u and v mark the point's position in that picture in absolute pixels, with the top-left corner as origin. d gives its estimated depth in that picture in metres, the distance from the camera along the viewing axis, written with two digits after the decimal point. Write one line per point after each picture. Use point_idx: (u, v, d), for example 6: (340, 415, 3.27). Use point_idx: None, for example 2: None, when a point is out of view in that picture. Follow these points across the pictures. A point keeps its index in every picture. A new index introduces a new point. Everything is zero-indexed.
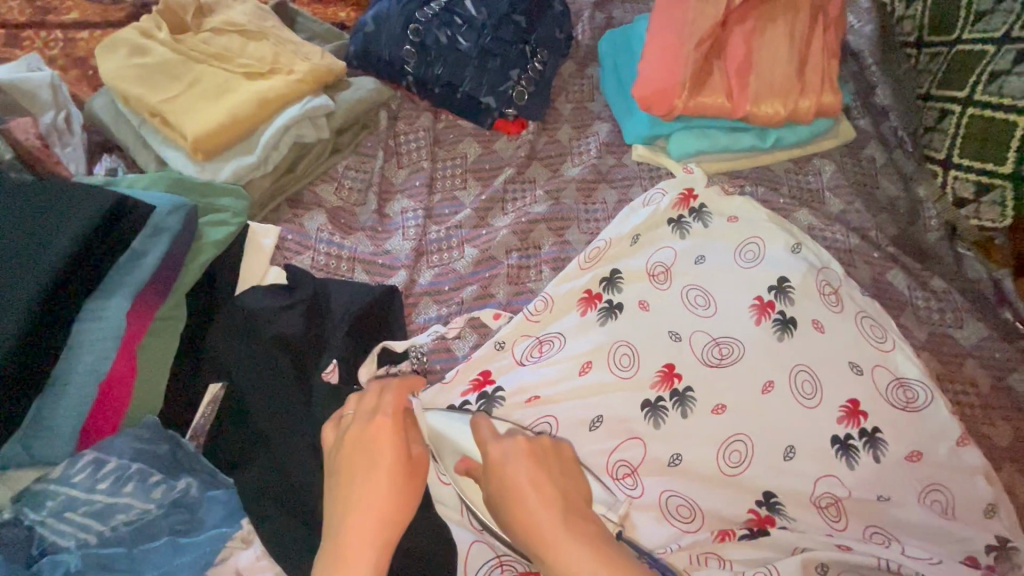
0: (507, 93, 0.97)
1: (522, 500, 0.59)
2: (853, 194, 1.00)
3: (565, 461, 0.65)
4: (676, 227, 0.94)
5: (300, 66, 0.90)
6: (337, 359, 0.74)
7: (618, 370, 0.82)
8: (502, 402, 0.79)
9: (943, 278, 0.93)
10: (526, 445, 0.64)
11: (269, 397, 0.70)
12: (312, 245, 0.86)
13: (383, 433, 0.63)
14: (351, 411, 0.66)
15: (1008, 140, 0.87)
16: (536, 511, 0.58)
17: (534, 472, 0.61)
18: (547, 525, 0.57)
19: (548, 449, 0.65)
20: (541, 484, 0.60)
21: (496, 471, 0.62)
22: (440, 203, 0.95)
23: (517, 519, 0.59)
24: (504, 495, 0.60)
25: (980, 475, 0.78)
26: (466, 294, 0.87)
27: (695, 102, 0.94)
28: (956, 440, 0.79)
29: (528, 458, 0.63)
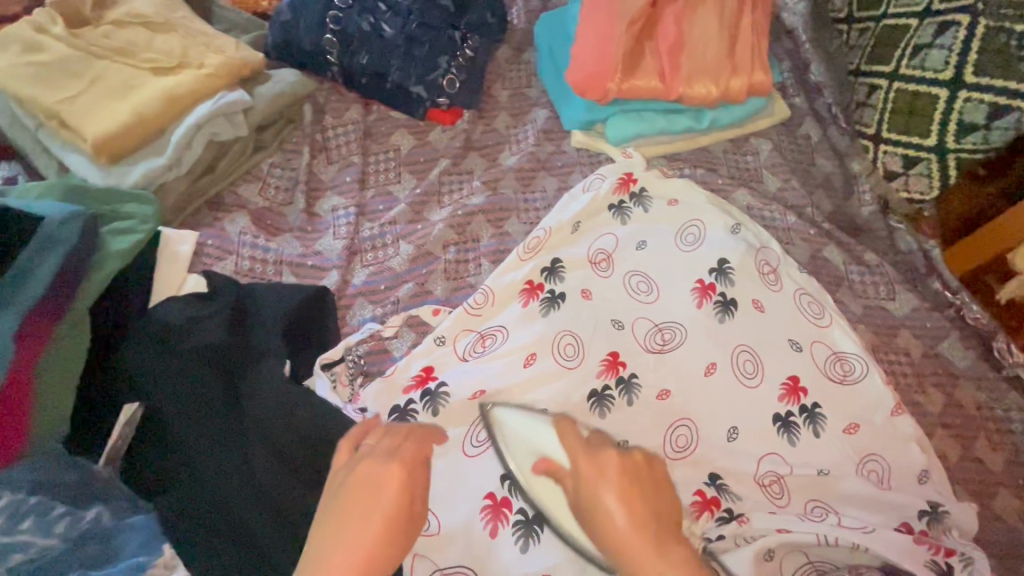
0: (437, 82, 0.93)
1: (607, 522, 0.54)
2: (790, 172, 1.00)
3: (657, 475, 0.58)
4: (617, 213, 0.93)
5: (211, 60, 0.84)
6: (265, 368, 0.70)
7: (562, 359, 0.80)
8: (446, 400, 0.75)
9: (876, 251, 0.95)
10: (619, 461, 0.57)
11: (191, 412, 0.66)
12: (234, 249, 0.81)
13: (393, 483, 0.53)
14: (371, 444, 0.58)
15: (932, 112, 0.88)
16: (625, 536, 0.53)
17: (625, 492, 0.55)
18: (637, 551, 0.52)
19: (640, 462, 0.58)
20: (639, 513, 0.54)
21: (583, 485, 0.57)
22: (373, 198, 0.91)
23: (603, 539, 0.54)
24: (586, 511, 0.56)
25: (914, 442, 0.80)
26: (403, 292, 0.84)
27: (630, 85, 0.92)
28: (890, 410, 0.81)
29: (616, 476, 0.56)
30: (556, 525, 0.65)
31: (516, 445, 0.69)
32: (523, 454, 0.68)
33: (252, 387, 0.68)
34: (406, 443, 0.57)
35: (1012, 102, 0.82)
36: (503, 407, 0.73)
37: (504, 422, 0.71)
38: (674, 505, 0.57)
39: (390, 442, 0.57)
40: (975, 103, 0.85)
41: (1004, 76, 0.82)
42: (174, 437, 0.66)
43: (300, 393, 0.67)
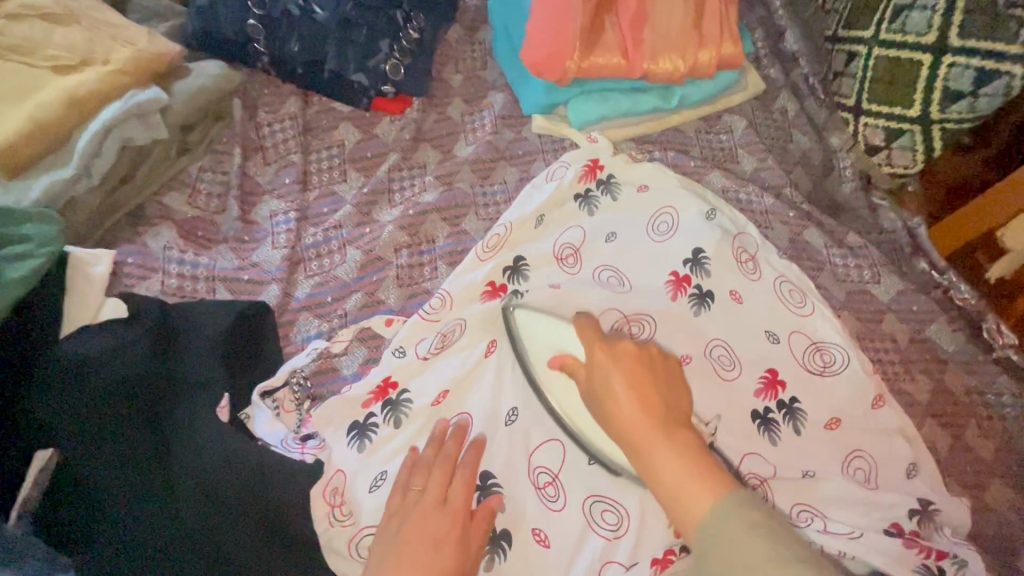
0: (379, 68, 0.84)
1: (614, 398, 0.57)
2: (766, 150, 0.94)
3: (670, 372, 0.61)
4: (583, 203, 0.86)
5: (119, 55, 0.75)
6: (196, 402, 0.63)
7: None
8: (408, 407, 0.70)
9: (858, 232, 0.89)
10: (634, 349, 0.60)
11: (110, 458, 0.58)
12: (160, 266, 0.73)
13: (449, 522, 0.60)
14: (420, 487, 0.62)
15: (913, 82, 0.81)
16: (632, 413, 0.55)
17: (638, 377, 0.58)
18: (644, 425, 0.54)
19: (655, 358, 0.61)
20: (648, 394, 0.57)
21: (599, 370, 0.60)
22: (317, 200, 0.83)
23: (612, 417, 0.57)
24: (599, 393, 0.59)
25: (899, 435, 0.75)
26: (351, 304, 0.77)
27: (589, 63, 0.85)
28: (871, 402, 0.77)
29: (630, 363, 0.59)
30: (570, 420, 0.68)
31: (535, 343, 0.70)
32: (541, 352, 0.70)
33: (183, 422, 0.62)
34: (455, 485, 0.63)
35: (999, 65, 0.74)
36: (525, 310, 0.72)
37: (525, 325, 0.71)
38: (685, 400, 0.59)
39: (439, 481, 0.62)
40: (958, 69, 0.77)
41: (990, 38, 0.74)
42: (88, 487, 0.57)
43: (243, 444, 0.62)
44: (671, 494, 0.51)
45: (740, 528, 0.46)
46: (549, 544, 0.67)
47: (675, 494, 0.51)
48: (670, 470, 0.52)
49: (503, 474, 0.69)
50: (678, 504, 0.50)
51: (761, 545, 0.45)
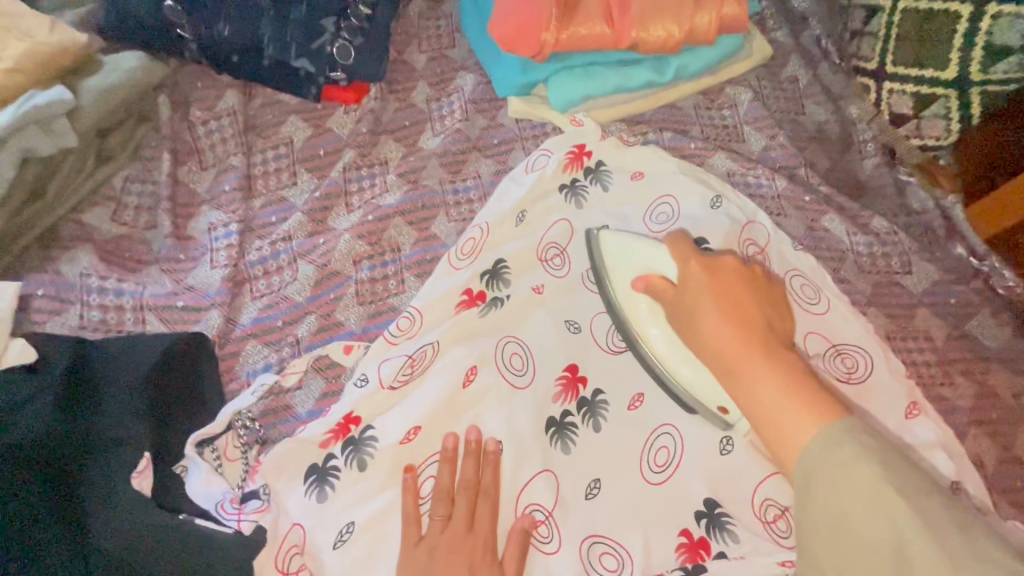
0: (325, 52, 0.73)
1: (707, 308, 0.49)
2: (775, 125, 0.82)
3: (773, 293, 0.52)
4: (570, 195, 0.75)
5: (12, 49, 0.64)
6: (119, 460, 0.53)
7: (510, 374, 0.65)
8: (372, 447, 0.60)
9: (885, 215, 0.78)
10: (736, 264, 0.52)
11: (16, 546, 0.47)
12: (78, 297, 0.64)
13: (480, 551, 0.56)
14: (442, 518, 0.57)
15: (950, 38, 0.69)
16: (726, 329, 0.47)
17: (735, 292, 0.50)
18: (740, 342, 0.46)
19: (758, 277, 0.52)
20: (749, 309, 0.49)
21: (690, 285, 0.52)
22: (263, 209, 0.72)
23: (701, 335, 0.49)
24: (685, 310, 0.52)
25: (940, 449, 0.66)
26: (303, 330, 0.66)
27: (569, 35, 0.73)
28: (903, 411, 0.68)
29: (729, 275, 0.51)
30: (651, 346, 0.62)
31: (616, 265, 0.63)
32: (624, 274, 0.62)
33: (102, 489, 0.52)
34: (478, 508, 0.58)
35: None
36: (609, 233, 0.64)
37: (609, 245, 0.63)
38: (788, 324, 0.51)
39: (447, 516, 0.57)
40: (1006, 19, 0.65)
41: None
42: None
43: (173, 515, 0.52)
44: (766, 417, 0.43)
45: (852, 456, 0.39)
46: None
47: (770, 414, 0.43)
48: (767, 389, 0.44)
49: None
50: (773, 425, 0.43)
51: (877, 474, 0.38)
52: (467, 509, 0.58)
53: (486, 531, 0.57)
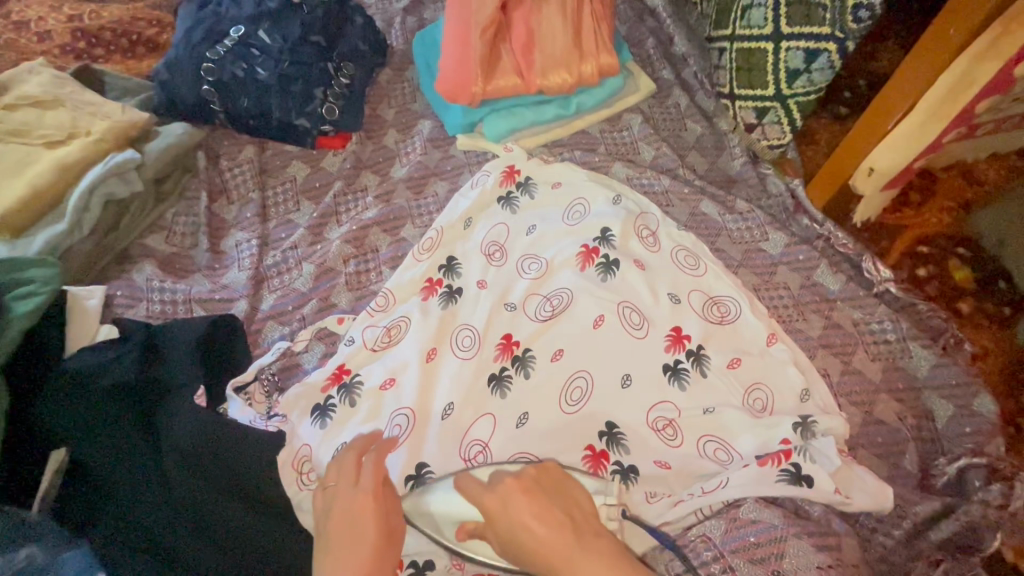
0: (317, 111, 0.99)
1: (526, 538, 0.54)
2: (661, 140, 1.07)
3: (559, 481, 0.59)
4: (505, 203, 1.00)
5: (98, 126, 0.91)
6: (182, 393, 0.75)
7: (460, 352, 0.87)
8: (361, 387, 0.82)
9: (747, 199, 1.02)
10: (516, 481, 0.58)
11: (107, 446, 0.71)
12: (145, 295, 0.88)
13: (368, 511, 0.60)
14: (334, 483, 0.65)
15: (766, 67, 0.96)
16: (542, 540, 0.53)
17: (532, 507, 0.56)
18: (558, 550, 0.52)
19: (541, 477, 0.59)
20: (549, 521, 0.54)
21: (497, 519, 0.57)
22: (276, 228, 0.98)
23: (527, 554, 0.54)
24: (508, 542, 0.56)
25: (791, 364, 0.86)
26: (308, 310, 0.90)
27: (492, 87, 1.00)
28: (766, 340, 0.88)
29: (519, 496, 0.56)
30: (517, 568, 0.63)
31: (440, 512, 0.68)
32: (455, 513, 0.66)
33: (166, 413, 0.73)
34: (365, 472, 0.64)
35: (821, 43, 0.89)
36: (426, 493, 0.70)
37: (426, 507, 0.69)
38: (584, 499, 0.58)
39: (349, 474, 0.64)
40: (794, 51, 0.92)
41: (813, 24, 0.89)
42: (113, 477, 0.70)
43: (228, 425, 0.73)
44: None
45: None
46: None
47: None
48: None
49: (435, 460, 0.79)
50: None
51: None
52: (349, 481, 0.63)
53: (372, 495, 0.61)
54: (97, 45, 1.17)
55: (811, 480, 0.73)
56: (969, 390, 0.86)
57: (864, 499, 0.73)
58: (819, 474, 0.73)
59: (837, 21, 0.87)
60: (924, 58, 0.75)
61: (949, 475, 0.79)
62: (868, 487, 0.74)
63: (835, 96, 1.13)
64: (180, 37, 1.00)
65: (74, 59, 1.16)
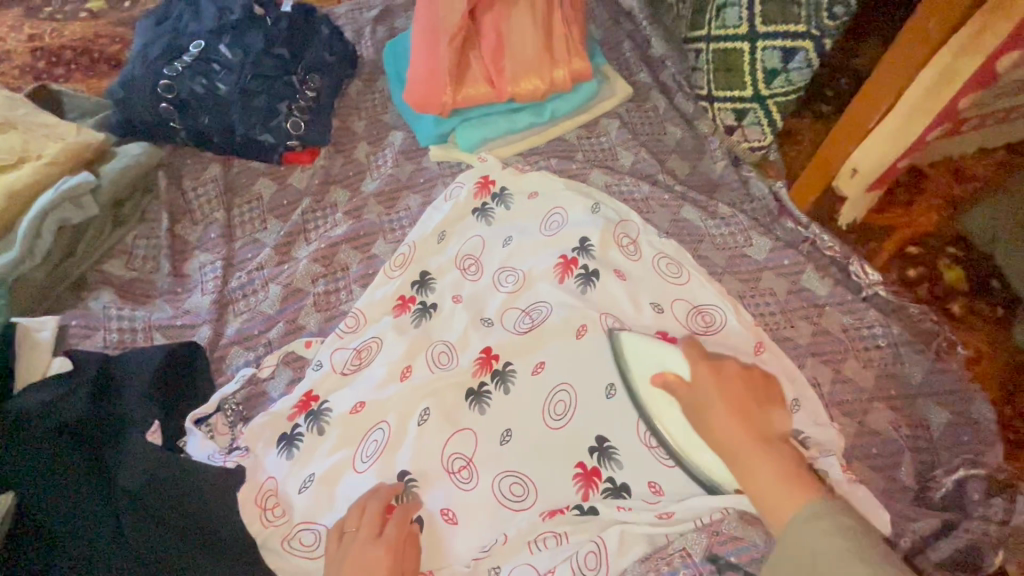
0: (282, 127, 0.96)
1: (716, 415, 0.63)
2: (639, 145, 1.04)
3: (767, 393, 0.66)
4: (480, 215, 0.96)
5: (50, 149, 0.87)
6: (147, 424, 0.72)
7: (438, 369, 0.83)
8: (329, 415, 0.78)
9: (729, 204, 0.98)
10: (739, 371, 0.66)
11: (54, 490, 0.66)
12: (102, 324, 0.84)
13: (382, 565, 0.65)
14: (352, 529, 0.68)
15: (742, 68, 0.93)
16: (733, 433, 0.62)
17: (737, 393, 0.64)
18: (740, 440, 0.61)
19: (756, 380, 0.67)
20: (745, 410, 0.63)
21: (698, 386, 0.66)
22: (242, 248, 0.94)
23: (710, 428, 0.64)
24: (695, 405, 0.65)
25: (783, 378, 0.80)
26: (274, 333, 0.87)
27: (462, 96, 0.97)
28: (754, 347, 0.84)
29: (730, 382, 0.65)
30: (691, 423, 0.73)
31: (636, 353, 0.78)
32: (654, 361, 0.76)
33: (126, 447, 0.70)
34: (388, 523, 0.69)
35: (797, 42, 0.86)
36: (626, 332, 0.79)
37: (626, 343, 0.78)
38: (784, 413, 0.65)
39: (369, 524, 0.68)
40: (770, 51, 0.89)
41: (786, 21, 0.86)
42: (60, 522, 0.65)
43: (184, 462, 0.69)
44: (770, 502, 0.58)
45: (825, 526, 0.53)
46: (456, 520, 0.75)
47: (766, 494, 0.58)
48: (763, 479, 0.59)
49: (415, 466, 0.76)
50: (768, 502, 0.58)
51: (846, 551, 0.51)
52: (371, 536, 0.67)
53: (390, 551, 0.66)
54: (58, 63, 1.14)
55: None
56: (965, 396, 0.83)
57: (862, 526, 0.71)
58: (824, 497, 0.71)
59: (812, 17, 0.84)
60: (905, 53, 0.71)
61: (947, 487, 0.77)
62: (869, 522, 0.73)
63: (818, 95, 1.10)
64: (137, 54, 0.96)
65: (34, 79, 1.13)
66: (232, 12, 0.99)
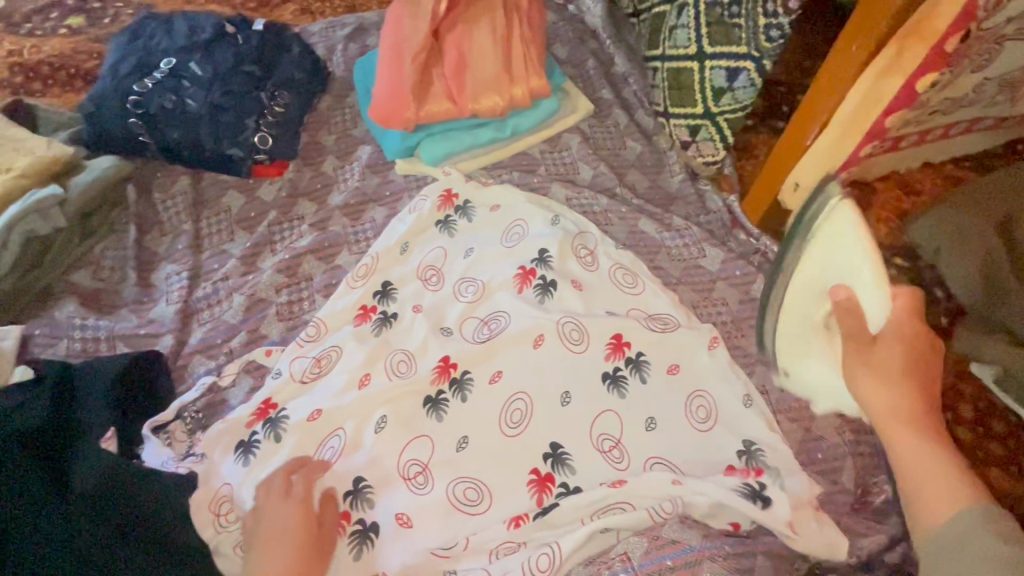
0: (249, 141, 0.99)
1: (885, 385, 0.64)
2: (599, 159, 1.07)
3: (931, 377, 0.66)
4: (443, 227, 0.99)
5: (20, 162, 0.90)
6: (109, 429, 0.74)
7: (397, 376, 0.85)
8: (286, 422, 0.80)
9: (684, 216, 1.02)
10: (923, 347, 0.65)
11: (13, 498, 0.65)
12: (66, 333, 0.86)
13: (295, 516, 0.70)
14: (262, 499, 0.72)
15: (693, 86, 0.98)
16: (899, 405, 0.63)
17: (910, 370, 0.65)
18: (903, 414, 0.63)
19: (931, 359, 0.66)
20: (909, 389, 0.64)
21: (880, 348, 0.65)
22: (209, 259, 0.96)
23: (872, 395, 0.65)
24: (868, 366, 0.65)
25: (735, 369, 0.86)
26: (236, 343, 0.89)
27: (425, 112, 1.00)
28: (707, 345, 0.87)
29: (912, 357, 0.65)
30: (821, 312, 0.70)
31: (831, 239, 0.68)
32: (859, 263, 0.65)
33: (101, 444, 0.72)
34: (295, 484, 0.73)
35: (740, 62, 0.90)
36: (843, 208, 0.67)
37: (831, 225, 0.68)
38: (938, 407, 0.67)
39: (277, 491, 0.73)
40: (716, 70, 0.93)
41: (730, 43, 0.90)
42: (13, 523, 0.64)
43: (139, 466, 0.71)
44: (922, 479, 0.60)
45: (983, 526, 0.55)
46: (411, 525, 0.76)
47: (922, 471, 0.60)
48: (919, 458, 0.61)
49: (371, 473, 0.78)
50: (922, 477, 0.60)
51: (1003, 544, 0.53)
52: (278, 494, 0.72)
53: (300, 511, 0.71)
54: (35, 78, 1.17)
55: (767, 501, 0.74)
56: None
57: (818, 544, 0.73)
58: (780, 502, 0.74)
59: (752, 40, 0.88)
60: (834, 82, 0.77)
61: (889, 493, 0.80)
62: (822, 532, 0.74)
63: (775, 110, 1.13)
64: (108, 70, 0.99)
65: (10, 93, 1.16)
66: (204, 31, 1.03)
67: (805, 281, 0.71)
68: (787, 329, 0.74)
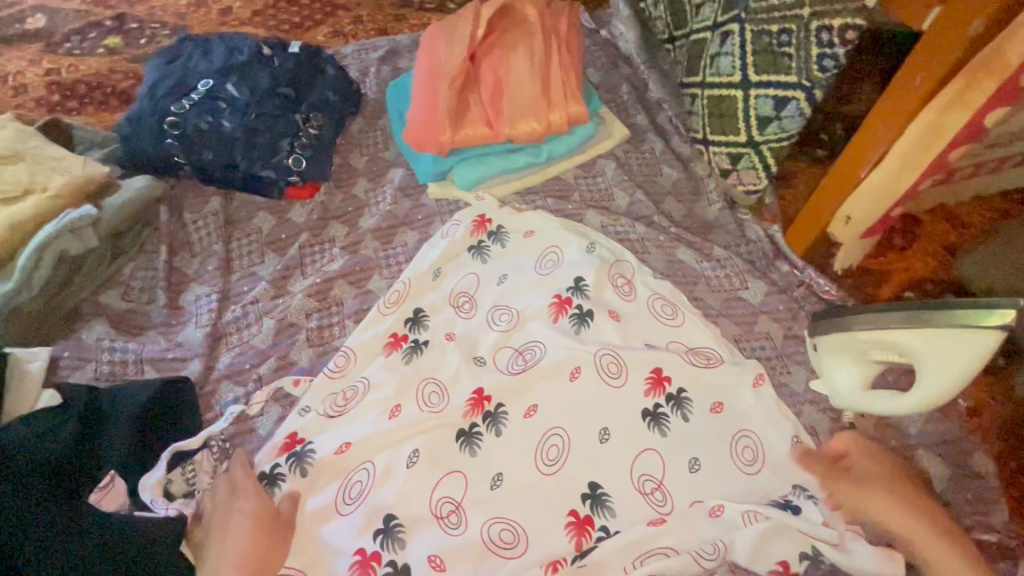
0: (283, 163, 0.98)
1: (885, 505, 0.73)
2: (635, 186, 1.05)
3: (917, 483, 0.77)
4: (476, 253, 0.96)
5: (55, 182, 0.89)
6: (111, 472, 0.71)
7: (428, 407, 0.82)
8: (312, 456, 0.78)
9: (723, 246, 0.99)
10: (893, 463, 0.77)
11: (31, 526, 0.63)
12: (93, 356, 0.85)
13: (245, 497, 0.73)
14: (214, 493, 0.74)
15: (736, 113, 0.96)
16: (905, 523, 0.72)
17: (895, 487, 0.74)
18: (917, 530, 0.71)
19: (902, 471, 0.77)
20: (906, 503, 0.73)
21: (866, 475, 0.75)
22: (238, 281, 0.95)
23: (881, 519, 0.73)
24: (861, 493, 0.74)
25: (784, 407, 0.83)
26: (264, 369, 0.87)
27: (461, 136, 0.98)
28: (751, 383, 0.83)
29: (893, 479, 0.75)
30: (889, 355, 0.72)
31: (960, 348, 0.66)
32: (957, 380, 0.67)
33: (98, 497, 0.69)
34: (244, 480, 0.75)
35: (789, 91, 0.88)
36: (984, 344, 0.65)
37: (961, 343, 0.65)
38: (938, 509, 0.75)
39: (225, 486, 0.74)
40: (762, 99, 0.91)
41: (778, 72, 0.89)
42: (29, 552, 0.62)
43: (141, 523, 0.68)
44: None
45: None
46: (444, 568, 0.72)
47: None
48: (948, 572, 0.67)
49: (401, 512, 0.75)
50: None
51: None
52: (227, 487, 0.74)
53: (253, 494, 0.73)
54: (71, 97, 1.18)
55: (797, 508, 0.74)
56: (960, 446, 0.83)
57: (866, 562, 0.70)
58: (809, 507, 0.74)
59: (802, 70, 0.86)
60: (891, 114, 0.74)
61: None
62: (871, 549, 0.71)
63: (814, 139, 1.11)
64: (146, 90, 0.99)
65: (47, 111, 1.17)
66: (240, 53, 1.03)
67: (907, 346, 0.69)
68: (848, 343, 0.74)
